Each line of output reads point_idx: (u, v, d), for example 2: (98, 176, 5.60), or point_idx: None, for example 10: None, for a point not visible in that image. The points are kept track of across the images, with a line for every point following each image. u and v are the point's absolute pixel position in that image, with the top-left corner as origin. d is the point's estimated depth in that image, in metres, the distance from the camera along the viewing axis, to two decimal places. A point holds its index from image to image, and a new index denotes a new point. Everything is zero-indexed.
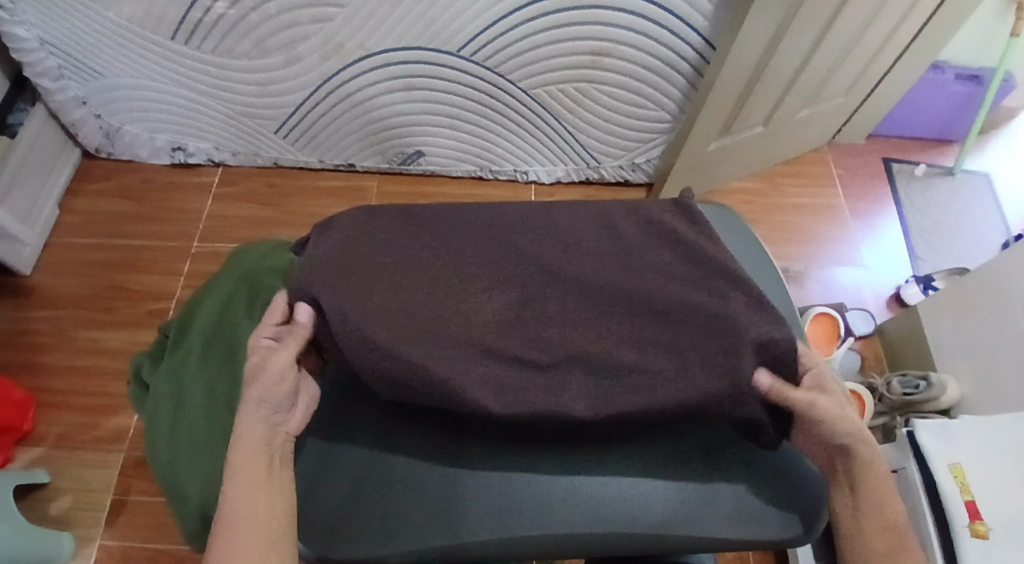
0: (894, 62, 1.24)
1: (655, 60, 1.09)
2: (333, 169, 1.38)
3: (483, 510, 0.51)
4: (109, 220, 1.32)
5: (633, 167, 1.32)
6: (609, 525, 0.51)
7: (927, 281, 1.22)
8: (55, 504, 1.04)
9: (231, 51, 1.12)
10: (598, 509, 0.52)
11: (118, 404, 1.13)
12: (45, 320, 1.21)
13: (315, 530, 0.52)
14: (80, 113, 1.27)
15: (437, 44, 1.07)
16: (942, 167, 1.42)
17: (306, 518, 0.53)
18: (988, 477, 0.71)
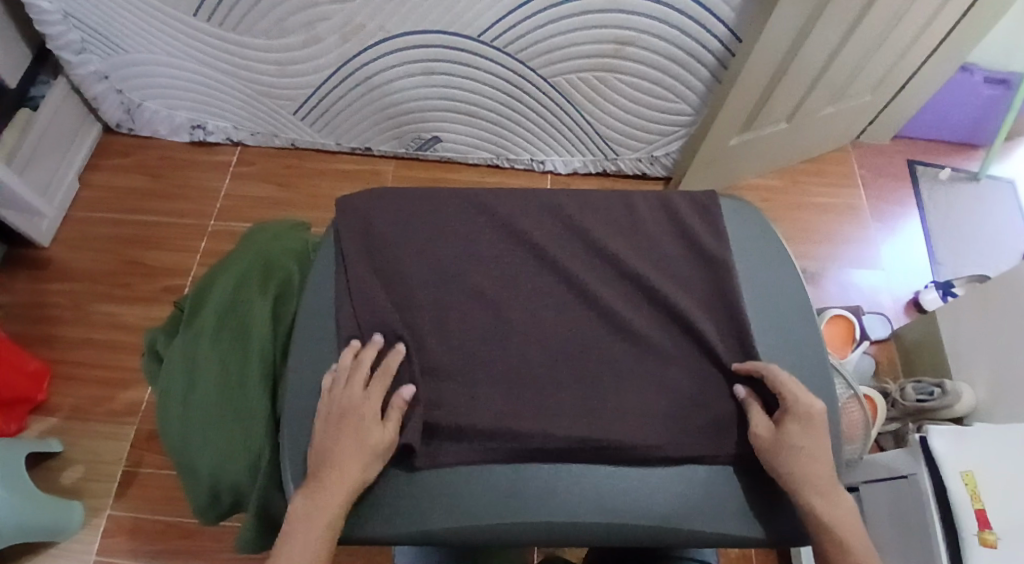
0: (923, 62, 1.21)
1: (678, 51, 1.08)
2: (349, 152, 1.38)
3: (493, 492, 0.51)
4: (128, 196, 1.33)
5: (652, 159, 1.31)
6: (616, 518, 0.51)
7: (947, 287, 1.20)
8: (68, 473, 1.06)
9: (251, 29, 1.11)
10: (607, 497, 0.51)
11: (132, 378, 1.14)
12: (62, 292, 1.22)
13: None
14: (101, 88, 1.28)
15: (457, 28, 1.06)
16: (966, 171, 1.39)
17: None
18: (1002, 486, 0.69)
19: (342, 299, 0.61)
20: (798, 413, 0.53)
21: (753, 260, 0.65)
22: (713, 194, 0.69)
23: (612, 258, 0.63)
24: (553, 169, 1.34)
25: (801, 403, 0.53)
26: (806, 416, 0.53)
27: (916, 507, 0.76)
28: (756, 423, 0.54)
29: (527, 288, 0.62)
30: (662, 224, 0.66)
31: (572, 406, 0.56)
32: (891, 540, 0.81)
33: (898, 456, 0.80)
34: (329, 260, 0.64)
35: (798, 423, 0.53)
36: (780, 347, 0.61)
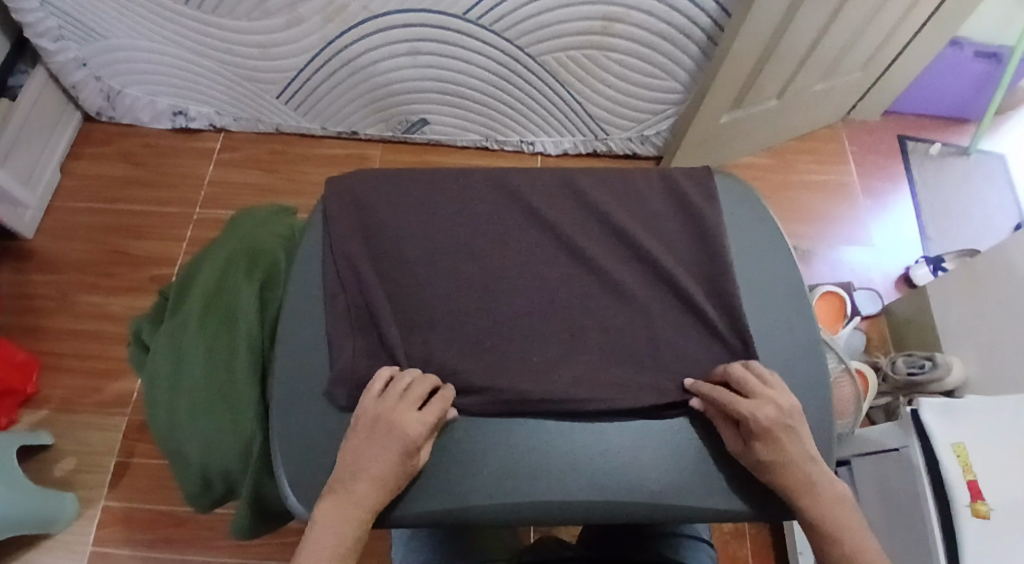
0: (913, 36, 1.20)
1: (667, 27, 1.06)
2: (336, 137, 1.36)
3: (494, 451, 0.52)
4: (111, 185, 1.31)
5: (642, 139, 1.30)
6: (614, 498, 0.50)
7: (938, 261, 1.20)
8: (59, 465, 1.05)
9: (232, 12, 1.09)
10: (601, 474, 0.51)
11: (122, 368, 1.13)
12: (47, 283, 1.20)
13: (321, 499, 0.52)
14: (80, 75, 1.25)
15: (442, 7, 1.04)
16: (957, 146, 1.39)
17: (309, 490, 0.53)
18: (991, 458, 0.69)
19: (328, 281, 0.60)
20: (760, 430, 0.50)
21: (745, 236, 0.65)
22: (703, 170, 0.68)
23: (602, 238, 0.63)
24: (542, 150, 1.33)
25: (762, 420, 0.50)
26: (769, 431, 0.50)
27: (907, 480, 0.76)
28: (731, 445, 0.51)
29: (516, 269, 0.61)
30: (652, 201, 0.66)
31: (565, 382, 0.55)
32: (880, 511, 0.82)
33: (888, 430, 0.81)
34: (315, 244, 0.63)
35: (762, 440, 0.50)
36: (774, 321, 0.60)
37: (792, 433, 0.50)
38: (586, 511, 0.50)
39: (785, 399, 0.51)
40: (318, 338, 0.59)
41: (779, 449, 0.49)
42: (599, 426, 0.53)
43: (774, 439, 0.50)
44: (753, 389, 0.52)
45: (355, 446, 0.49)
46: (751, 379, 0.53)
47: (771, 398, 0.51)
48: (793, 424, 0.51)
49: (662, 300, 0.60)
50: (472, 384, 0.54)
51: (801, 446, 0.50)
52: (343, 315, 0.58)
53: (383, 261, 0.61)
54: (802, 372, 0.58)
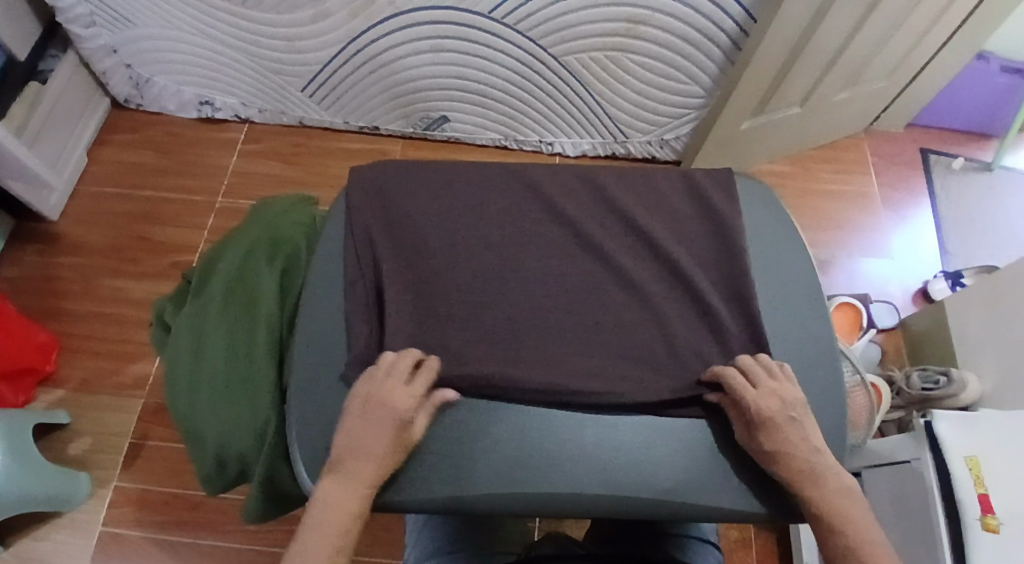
0: (940, 48, 1.19)
1: (691, 32, 1.07)
2: (357, 131, 1.37)
3: (501, 440, 0.52)
4: (136, 171, 1.33)
5: (661, 143, 1.30)
6: (621, 492, 0.51)
7: (956, 277, 1.20)
8: (75, 444, 1.06)
9: (261, 4, 1.11)
10: (606, 466, 0.51)
11: (140, 351, 1.14)
12: (71, 266, 1.22)
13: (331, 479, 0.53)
14: (110, 62, 1.27)
15: (468, 5, 1.05)
16: (980, 161, 1.38)
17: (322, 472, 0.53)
18: (1004, 471, 0.69)
19: (348, 269, 0.61)
20: (762, 420, 0.51)
21: (765, 240, 0.65)
22: (724, 172, 0.68)
23: (622, 237, 0.63)
24: (561, 151, 1.33)
25: (766, 410, 0.51)
26: (772, 421, 0.51)
27: (919, 492, 0.76)
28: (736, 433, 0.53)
29: (535, 264, 0.61)
30: (671, 201, 0.66)
31: (581, 376, 0.55)
32: (891, 524, 0.81)
33: (900, 443, 0.81)
34: (336, 232, 0.64)
35: (764, 429, 0.51)
36: (790, 324, 0.60)
37: (793, 423, 0.51)
38: (585, 502, 0.50)
39: (789, 392, 0.53)
40: (335, 324, 0.59)
41: (781, 439, 0.51)
42: (610, 420, 0.54)
43: (779, 427, 0.51)
44: (760, 380, 0.53)
45: (368, 431, 0.50)
46: (758, 369, 0.54)
47: (776, 390, 0.52)
48: (795, 415, 0.52)
49: (678, 299, 0.60)
50: (487, 373, 0.54)
51: (802, 437, 0.51)
52: (364, 302, 0.59)
53: (403, 250, 0.62)
54: (817, 377, 0.58)
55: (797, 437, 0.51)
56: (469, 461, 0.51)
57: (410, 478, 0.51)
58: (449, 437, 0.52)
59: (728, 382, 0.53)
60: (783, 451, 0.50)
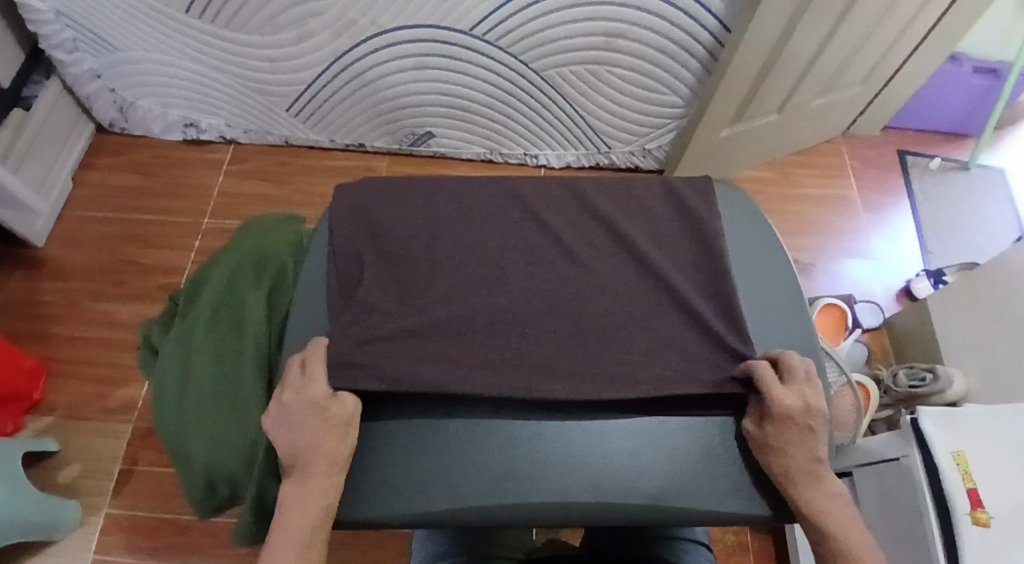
0: (912, 52, 1.22)
1: (669, 44, 1.09)
2: (343, 149, 1.38)
3: (467, 453, 0.51)
4: (123, 194, 1.33)
5: (644, 153, 1.32)
6: (597, 492, 0.50)
7: (938, 275, 1.21)
8: (64, 471, 1.05)
9: (244, 26, 1.12)
10: (571, 472, 0.51)
11: (129, 376, 1.14)
12: (57, 291, 1.22)
13: None
14: (95, 87, 1.28)
15: (449, 22, 1.06)
16: (957, 161, 1.40)
17: None
18: (989, 465, 0.70)
19: (334, 284, 0.61)
20: (779, 416, 0.51)
21: (746, 246, 0.66)
22: (703, 180, 0.69)
23: (607, 246, 0.64)
24: (546, 163, 1.35)
25: (785, 407, 0.51)
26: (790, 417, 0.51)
27: (907, 490, 0.76)
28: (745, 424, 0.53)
29: (521, 275, 0.62)
30: (652, 209, 0.67)
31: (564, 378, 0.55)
32: (882, 522, 0.82)
33: (887, 441, 0.82)
34: (322, 251, 0.64)
35: (778, 423, 0.51)
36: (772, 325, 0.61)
37: (806, 429, 0.52)
38: (540, 513, 0.49)
39: (816, 399, 0.53)
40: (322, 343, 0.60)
41: (787, 439, 0.51)
42: (600, 425, 0.53)
43: (790, 428, 0.51)
44: (791, 378, 0.53)
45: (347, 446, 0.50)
46: (794, 370, 0.54)
47: (805, 393, 0.53)
48: (812, 422, 0.52)
49: (664, 303, 0.61)
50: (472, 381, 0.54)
51: (809, 446, 0.52)
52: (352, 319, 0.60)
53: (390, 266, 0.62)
54: None
55: (802, 443, 0.52)
56: (433, 475, 0.51)
57: (376, 496, 0.51)
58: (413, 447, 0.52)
59: (761, 373, 0.53)
60: (782, 450, 0.51)
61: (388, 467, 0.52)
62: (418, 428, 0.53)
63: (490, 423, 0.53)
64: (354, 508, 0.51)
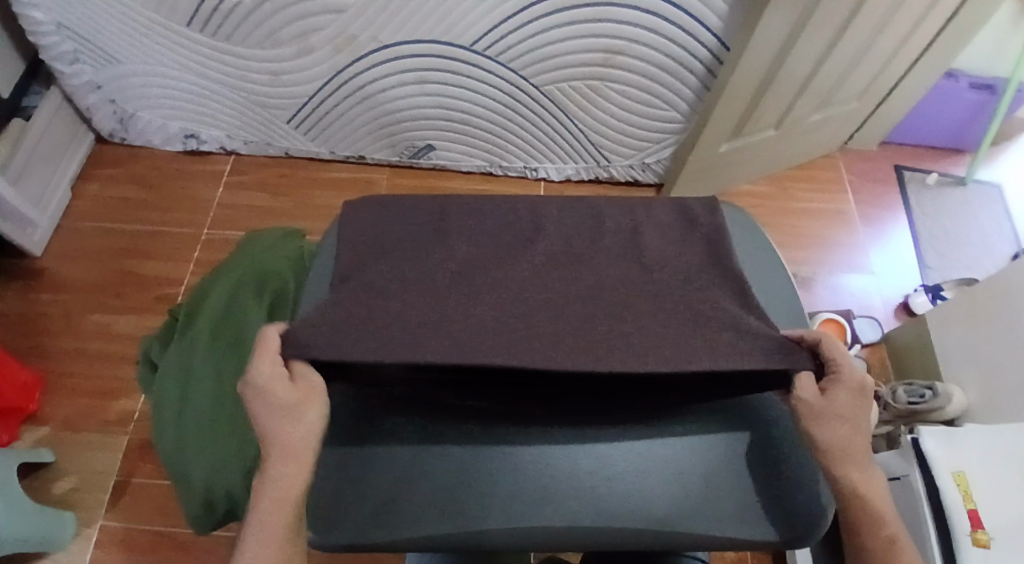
0: (908, 69, 1.23)
1: (667, 60, 1.09)
2: (343, 161, 1.38)
3: (439, 468, 0.52)
4: (121, 206, 1.33)
5: (644, 166, 1.32)
6: (599, 511, 0.50)
7: (936, 290, 1.22)
8: (59, 484, 1.05)
9: (244, 40, 1.12)
10: (549, 491, 0.50)
11: (126, 388, 1.13)
12: (55, 302, 1.21)
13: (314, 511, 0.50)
14: (94, 98, 1.28)
15: (449, 38, 1.07)
16: (953, 176, 1.41)
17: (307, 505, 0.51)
18: (989, 485, 0.71)
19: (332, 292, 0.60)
20: (851, 383, 0.50)
21: (747, 266, 0.66)
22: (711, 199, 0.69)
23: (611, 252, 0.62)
24: (546, 176, 1.35)
25: (856, 376, 0.50)
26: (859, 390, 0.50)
27: (909, 508, 0.76)
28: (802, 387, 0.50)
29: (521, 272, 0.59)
30: (665, 224, 0.65)
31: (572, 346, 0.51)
32: None
33: (889, 457, 0.82)
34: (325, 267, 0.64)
35: (848, 392, 0.50)
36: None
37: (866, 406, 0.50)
38: (514, 532, 0.49)
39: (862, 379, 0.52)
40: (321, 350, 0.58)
41: (854, 409, 0.49)
42: (603, 450, 0.53)
43: (858, 400, 0.50)
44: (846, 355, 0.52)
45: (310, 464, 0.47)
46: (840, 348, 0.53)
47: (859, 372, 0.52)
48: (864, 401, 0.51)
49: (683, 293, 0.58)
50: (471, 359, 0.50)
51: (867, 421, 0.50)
52: None
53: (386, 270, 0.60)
54: None
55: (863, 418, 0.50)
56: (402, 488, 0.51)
57: (340, 510, 0.50)
58: (386, 460, 0.52)
59: (830, 345, 0.52)
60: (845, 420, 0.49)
61: (353, 482, 0.51)
62: (391, 443, 0.53)
63: (470, 442, 0.53)
64: (314, 522, 0.50)
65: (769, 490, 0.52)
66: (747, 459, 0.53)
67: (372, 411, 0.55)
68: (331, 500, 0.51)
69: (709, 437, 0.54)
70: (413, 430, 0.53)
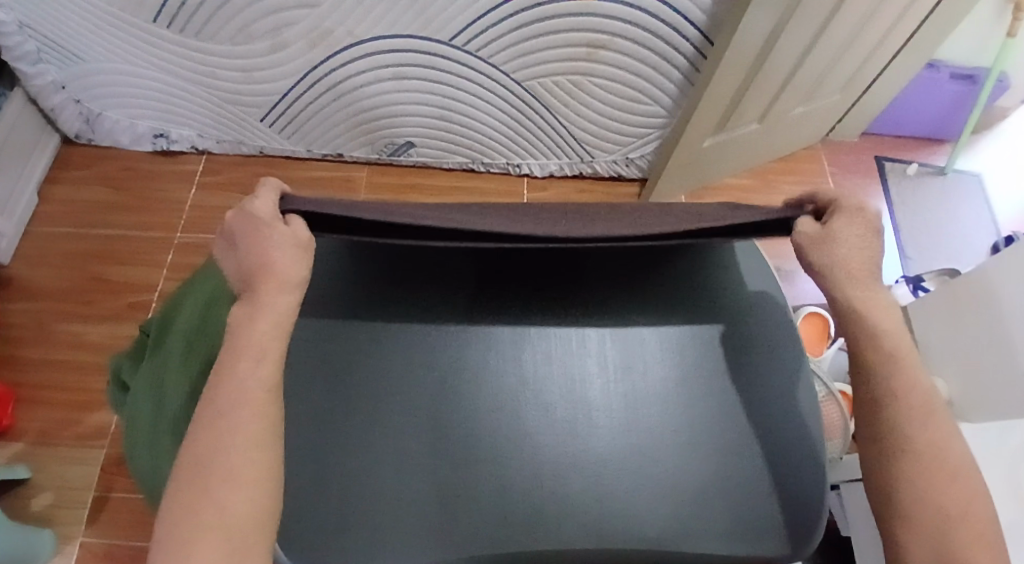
0: (889, 62, 1.23)
1: (651, 54, 1.08)
2: (321, 159, 1.35)
3: (424, 491, 0.50)
4: (90, 210, 1.28)
5: (627, 161, 1.30)
6: (584, 517, 0.50)
7: (917, 281, 1.21)
8: (36, 501, 1.02)
9: (214, 36, 1.08)
10: (534, 494, 0.50)
11: (102, 400, 1.10)
12: (24, 312, 1.17)
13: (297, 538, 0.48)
14: (59, 98, 1.23)
15: (428, 33, 1.04)
16: (933, 166, 1.42)
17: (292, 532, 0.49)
18: None
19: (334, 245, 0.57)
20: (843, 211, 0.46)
21: None
22: None
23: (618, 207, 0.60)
24: (528, 172, 1.33)
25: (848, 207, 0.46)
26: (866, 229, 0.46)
27: None
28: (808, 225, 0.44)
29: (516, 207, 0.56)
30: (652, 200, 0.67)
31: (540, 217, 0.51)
32: (873, 539, 0.82)
33: None
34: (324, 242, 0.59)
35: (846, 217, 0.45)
36: (789, 344, 0.57)
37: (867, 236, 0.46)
38: (496, 540, 0.49)
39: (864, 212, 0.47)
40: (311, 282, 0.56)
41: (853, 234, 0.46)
42: (596, 468, 0.51)
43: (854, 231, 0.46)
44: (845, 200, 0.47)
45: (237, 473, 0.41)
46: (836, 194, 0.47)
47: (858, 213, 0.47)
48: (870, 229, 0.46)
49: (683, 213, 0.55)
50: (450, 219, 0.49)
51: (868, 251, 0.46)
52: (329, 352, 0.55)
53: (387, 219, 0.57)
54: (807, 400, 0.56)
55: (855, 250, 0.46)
56: (384, 498, 0.50)
57: (321, 539, 0.48)
58: (366, 466, 0.50)
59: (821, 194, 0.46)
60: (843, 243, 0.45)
61: (331, 504, 0.49)
62: (376, 437, 0.52)
63: (459, 462, 0.51)
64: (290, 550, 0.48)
65: (763, 498, 0.51)
66: (745, 470, 0.52)
67: (353, 413, 0.53)
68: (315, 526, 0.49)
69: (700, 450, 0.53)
70: (407, 414, 0.53)
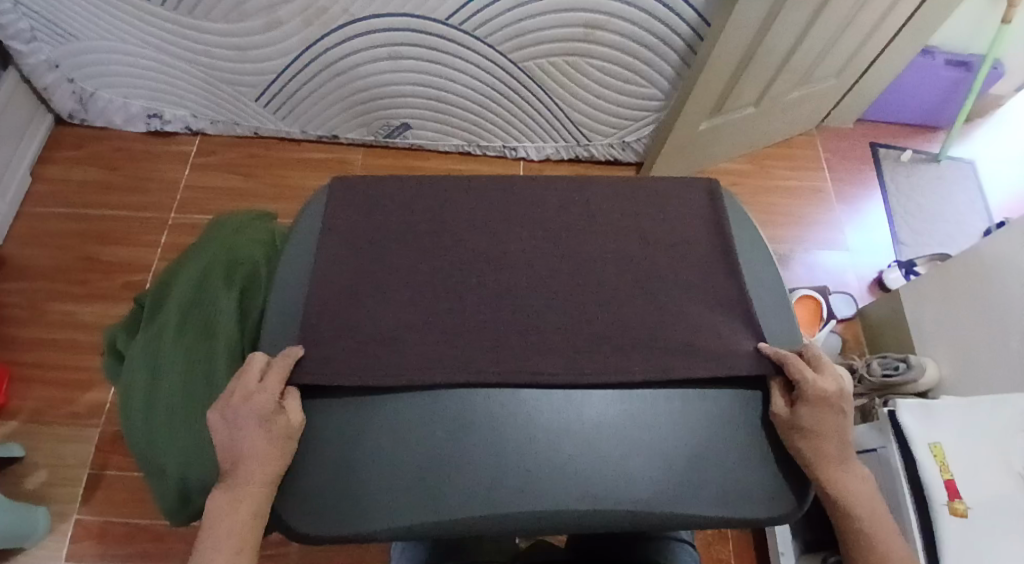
0: (885, 47, 1.23)
1: (647, 35, 1.08)
2: (315, 141, 1.34)
3: (413, 454, 0.50)
4: (82, 189, 1.28)
5: (623, 145, 1.31)
6: (574, 480, 0.49)
7: (910, 265, 1.23)
8: (31, 478, 1.01)
9: (209, 14, 1.07)
10: (525, 457, 0.50)
11: (97, 378, 1.10)
12: (18, 291, 1.17)
13: (296, 499, 0.49)
14: (52, 77, 1.22)
15: (423, 11, 1.03)
16: (928, 153, 1.43)
17: (291, 494, 0.50)
18: (966, 457, 0.73)
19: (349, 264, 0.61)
20: (813, 397, 0.52)
21: (743, 243, 0.65)
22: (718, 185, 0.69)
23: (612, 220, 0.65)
24: (525, 155, 1.33)
25: (822, 391, 0.52)
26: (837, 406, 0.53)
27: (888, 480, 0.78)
28: (774, 406, 0.53)
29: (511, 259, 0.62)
30: (645, 182, 0.69)
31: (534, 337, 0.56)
32: None
33: (868, 431, 0.84)
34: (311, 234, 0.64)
35: (811, 405, 0.52)
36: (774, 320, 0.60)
37: (841, 414, 0.52)
38: (484, 501, 0.48)
39: (834, 384, 0.53)
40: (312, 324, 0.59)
41: (824, 418, 0.52)
42: (588, 431, 0.52)
43: (827, 411, 0.52)
44: (822, 369, 0.55)
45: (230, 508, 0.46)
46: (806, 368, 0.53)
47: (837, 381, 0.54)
48: (842, 406, 0.53)
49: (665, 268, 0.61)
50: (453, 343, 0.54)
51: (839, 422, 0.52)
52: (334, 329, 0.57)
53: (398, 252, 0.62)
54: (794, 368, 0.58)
55: (826, 430, 0.51)
56: (379, 462, 0.50)
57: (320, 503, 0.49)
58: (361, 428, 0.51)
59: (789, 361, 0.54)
60: (816, 432, 0.51)
61: (330, 466, 0.50)
62: (374, 408, 0.52)
63: (452, 428, 0.51)
64: (295, 513, 0.49)
65: (748, 462, 0.52)
66: (736, 436, 0.53)
67: (353, 389, 0.54)
68: (314, 488, 0.50)
69: (694, 415, 0.53)
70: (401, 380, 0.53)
